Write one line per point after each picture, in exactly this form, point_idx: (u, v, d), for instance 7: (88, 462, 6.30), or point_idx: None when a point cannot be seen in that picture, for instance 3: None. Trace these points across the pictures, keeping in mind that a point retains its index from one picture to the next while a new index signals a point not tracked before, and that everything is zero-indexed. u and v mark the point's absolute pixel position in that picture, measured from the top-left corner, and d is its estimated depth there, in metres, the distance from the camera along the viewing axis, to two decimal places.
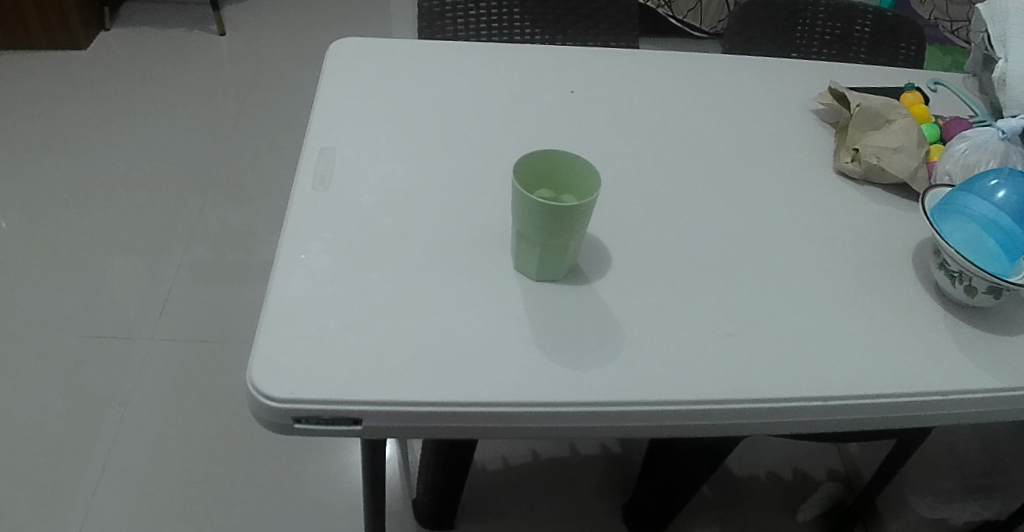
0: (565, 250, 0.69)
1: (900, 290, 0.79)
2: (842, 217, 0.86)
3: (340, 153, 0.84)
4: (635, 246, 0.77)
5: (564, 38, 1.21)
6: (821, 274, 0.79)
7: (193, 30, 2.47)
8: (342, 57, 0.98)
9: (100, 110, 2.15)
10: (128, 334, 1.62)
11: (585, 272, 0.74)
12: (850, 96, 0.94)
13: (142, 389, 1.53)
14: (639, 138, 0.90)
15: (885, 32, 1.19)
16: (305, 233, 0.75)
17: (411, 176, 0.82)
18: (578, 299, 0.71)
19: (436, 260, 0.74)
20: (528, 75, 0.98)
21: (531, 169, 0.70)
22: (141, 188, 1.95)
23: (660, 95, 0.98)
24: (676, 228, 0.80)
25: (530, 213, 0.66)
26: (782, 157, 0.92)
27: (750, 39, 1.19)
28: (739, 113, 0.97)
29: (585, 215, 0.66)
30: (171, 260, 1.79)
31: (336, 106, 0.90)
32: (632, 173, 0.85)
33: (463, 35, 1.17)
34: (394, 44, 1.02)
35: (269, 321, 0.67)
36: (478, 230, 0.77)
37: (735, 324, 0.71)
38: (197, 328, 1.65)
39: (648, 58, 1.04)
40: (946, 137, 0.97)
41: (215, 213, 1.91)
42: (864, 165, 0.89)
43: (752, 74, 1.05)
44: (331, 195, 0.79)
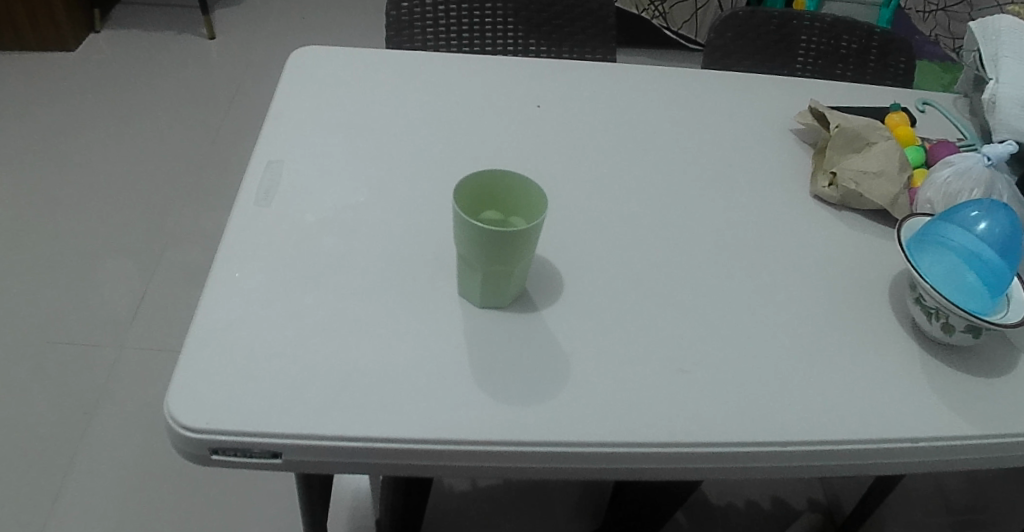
0: (510, 276, 0.64)
1: (873, 326, 0.75)
2: (815, 246, 0.82)
3: (288, 167, 0.80)
4: (591, 273, 0.73)
5: (537, 50, 1.18)
6: (789, 306, 0.74)
7: (183, 33, 2.44)
8: (300, 67, 0.94)
9: (85, 112, 2.12)
10: (97, 341, 1.57)
11: (533, 300, 0.69)
12: (829, 115, 0.89)
13: (109, 396, 1.48)
14: (606, 156, 0.86)
15: (872, 50, 1.14)
16: (240, 250, 0.71)
17: (360, 191, 0.78)
18: (526, 327, 0.67)
19: (379, 283, 0.69)
20: (494, 89, 0.94)
21: (477, 190, 0.65)
22: (123, 192, 1.91)
23: (631, 111, 0.93)
24: (637, 254, 0.75)
25: (469, 235, 0.61)
26: (757, 179, 0.88)
27: (731, 54, 1.15)
28: (714, 131, 0.93)
29: (530, 241, 0.62)
30: (147, 265, 1.74)
31: (288, 118, 0.86)
32: (594, 194, 0.81)
33: (433, 46, 1.13)
34: (356, 53, 0.98)
35: (191, 344, 0.62)
36: (425, 250, 0.73)
37: (691, 360, 0.67)
38: (166, 336, 1.60)
39: (623, 72, 1.00)
40: (931, 161, 0.93)
41: (194, 217, 1.87)
42: (842, 190, 0.85)
43: (731, 91, 1.00)
44: (272, 211, 0.75)
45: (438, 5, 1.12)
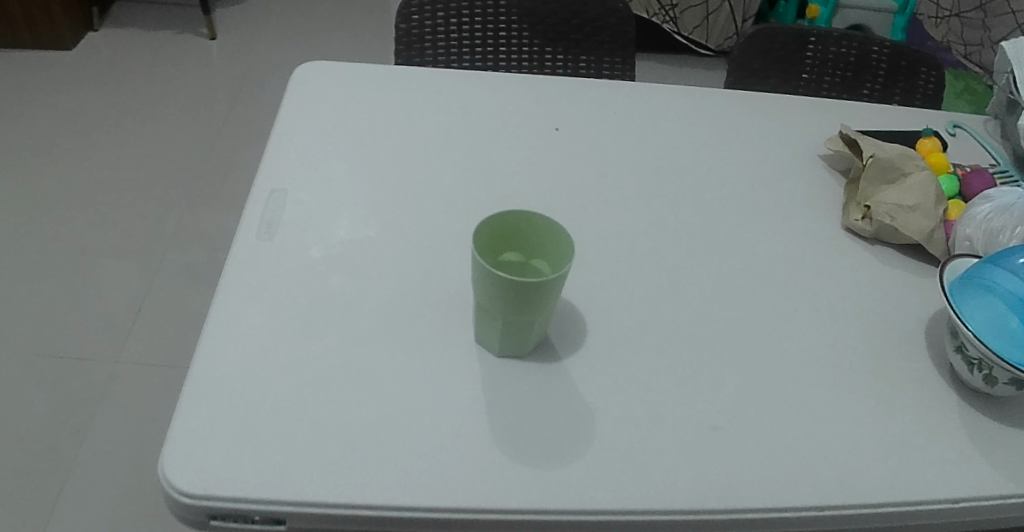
0: (532, 326, 0.60)
1: (912, 373, 0.70)
2: (848, 284, 0.77)
3: (292, 196, 0.75)
4: (614, 316, 0.69)
5: (552, 67, 1.13)
6: (823, 352, 0.70)
7: (183, 32, 2.39)
8: (304, 85, 0.89)
9: (82, 113, 2.06)
10: (90, 355, 1.51)
11: (556, 347, 0.65)
12: (863, 143, 0.85)
13: (104, 412, 1.42)
14: (626, 186, 0.82)
15: (902, 68, 1.09)
16: (242, 291, 0.67)
17: (368, 224, 0.74)
18: (547, 379, 0.63)
19: (390, 328, 0.65)
20: (509, 109, 0.89)
21: (497, 230, 0.61)
22: (119, 196, 1.85)
23: (651, 135, 0.89)
24: (661, 295, 0.71)
25: (489, 285, 0.57)
26: (786, 210, 0.83)
27: (754, 72, 1.10)
28: (739, 157, 0.88)
29: (554, 291, 0.58)
30: (142, 274, 1.68)
31: (293, 142, 0.82)
32: (615, 228, 0.77)
33: (443, 60, 1.10)
34: (365, 69, 0.93)
35: (189, 398, 0.58)
36: (437, 291, 0.68)
37: (723, 416, 0.63)
38: (157, 350, 1.53)
39: (643, 92, 0.96)
40: (965, 193, 0.89)
41: (193, 222, 1.81)
42: (876, 224, 0.80)
43: (756, 113, 0.95)
44: (275, 246, 0.71)
45: (449, 18, 1.07)
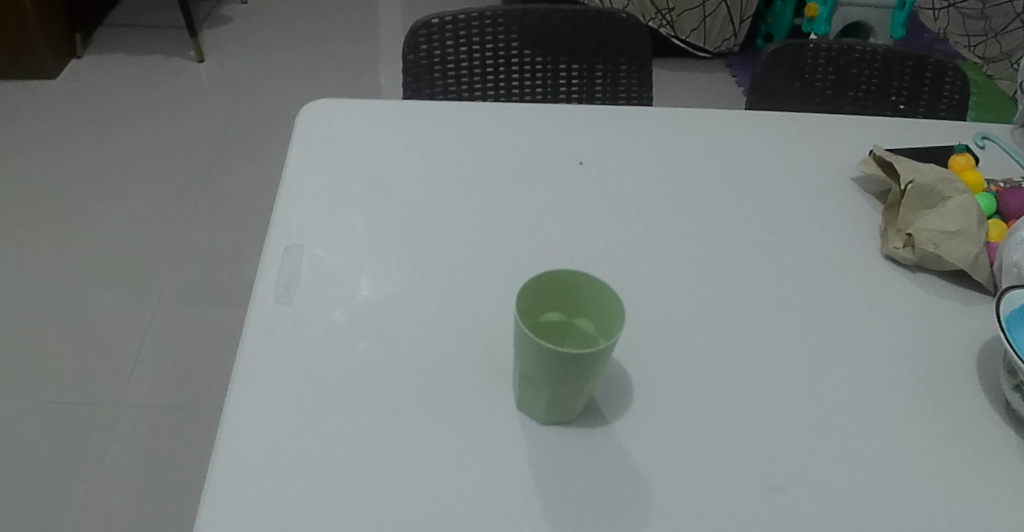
0: (580, 394, 0.57)
1: (983, 404, 0.66)
2: (897, 314, 0.73)
3: (310, 252, 0.72)
4: (657, 371, 0.65)
5: (567, 93, 1.10)
6: (880, 391, 0.66)
7: (170, 56, 2.34)
8: (312, 126, 0.85)
9: (69, 143, 2.00)
10: (93, 399, 1.44)
11: (602, 410, 0.62)
12: (897, 166, 0.82)
13: (110, 456, 1.36)
14: (654, 224, 0.78)
15: (927, 80, 1.07)
16: (264, 363, 0.63)
17: (391, 282, 0.70)
18: (593, 447, 0.60)
19: (423, 399, 0.62)
20: (525, 145, 0.86)
21: (538, 291, 0.58)
22: (112, 227, 1.79)
23: (675, 166, 0.86)
24: (701, 344, 0.68)
25: (534, 358, 0.54)
26: (822, 239, 0.80)
27: (775, 90, 1.09)
28: (767, 185, 0.85)
29: (604, 361, 0.55)
30: (141, 308, 1.62)
31: (304, 192, 0.78)
32: (648, 272, 0.73)
33: (454, 90, 1.06)
34: (375, 106, 0.89)
35: (218, 492, 0.55)
36: (469, 353, 0.65)
37: (783, 474, 0.59)
38: (177, 391, 1.46)
39: (662, 117, 0.92)
40: (1003, 212, 0.83)
41: (189, 249, 1.75)
42: (919, 252, 0.76)
43: (780, 135, 0.92)
44: (295, 311, 0.67)
45: (459, 46, 1.04)
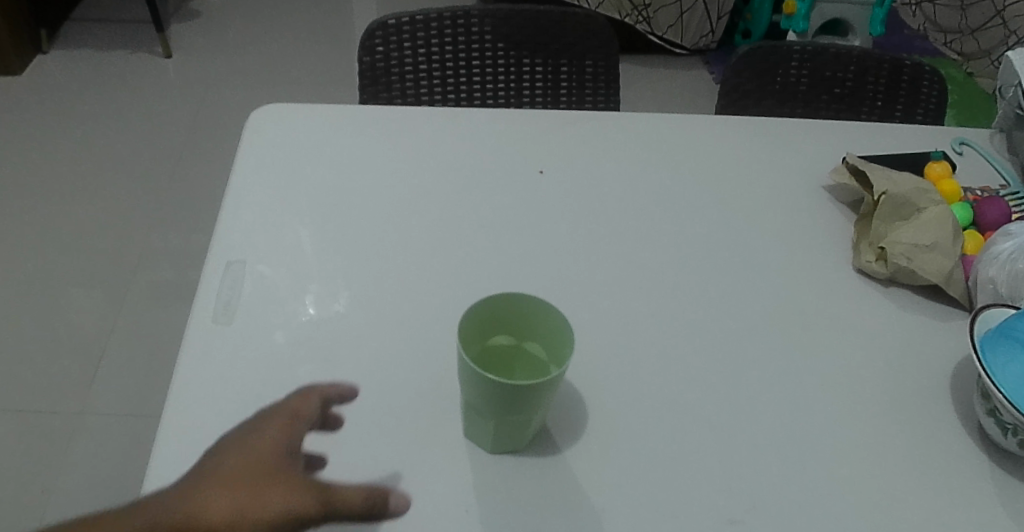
0: (528, 424, 0.54)
1: (954, 429, 0.63)
2: (868, 332, 0.70)
3: (252, 268, 0.68)
4: (614, 397, 0.62)
5: (531, 97, 1.06)
6: (847, 415, 0.63)
7: (138, 52, 2.28)
8: (261, 133, 0.81)
9: (31, 141, 1.93)
10: (52, 408, 1.39)
11: (555, 439, 0.59)
12: (871, 174, 0.78)
13: (70, 467, 1.31)
14: (616, 239, 0.75)
15: (902, 84, 1.05)
16: (197, 390, 0.59)
17: (337, 301, 0.66)
18: (544, 480, 0.56)
19: (368, 425, 0.58)
20: (484, 153, 0.82)
21: (485, 315, 0.54)
22: (77, 227, 1.72)
23: (640, 176, 0.82)
24: (661, 367, 0.64)
25: (478, 389, 0.51)
26: (793, 252, 0.77)
27: (747, 94, 1.06)
28: (735, 195, 0.82)
29: (551, 391, 0.51)
30: (105, 311, 1.56)
31: (249, 203, 0.73)
32: (607, 290, 0.70)
33: (412, 94, 1.02)
34: (327, 110, 0.85)
35: None
36: (416, 379, 0.61)
37: (745, 505, 0.56)
38: (142, 398, 1.41)
39: (628, 123, 0.88)
40: (978, 222, 0.81)
41: (154, 250, 1.69)
42: (891, 266, 0.73)
43: (751, 142, 0.89)
44: (235, 331, 0.63)
45: (417, 48, 1.00)
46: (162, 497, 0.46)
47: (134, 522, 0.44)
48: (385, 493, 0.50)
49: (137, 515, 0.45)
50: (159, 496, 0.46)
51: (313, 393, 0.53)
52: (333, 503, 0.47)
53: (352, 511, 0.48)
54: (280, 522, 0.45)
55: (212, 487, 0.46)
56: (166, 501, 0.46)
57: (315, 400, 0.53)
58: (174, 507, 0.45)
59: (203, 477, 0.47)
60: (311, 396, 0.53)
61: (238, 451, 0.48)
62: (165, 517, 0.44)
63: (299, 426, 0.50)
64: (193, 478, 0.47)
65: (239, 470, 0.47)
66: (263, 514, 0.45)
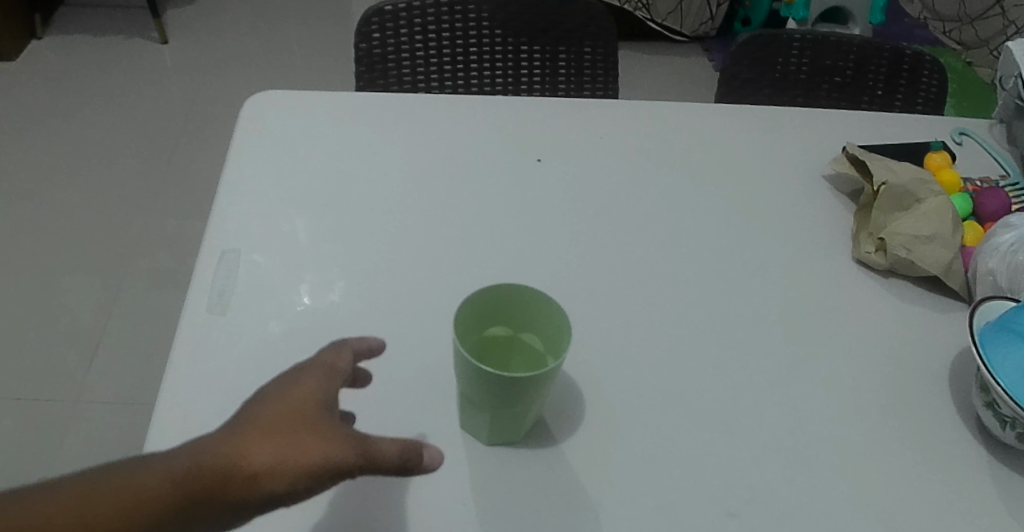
0: (525, 416, 0.54)
1: (952, 421, 0.63)
2: (866, 324, 0.69)
3: (247, 257, 0.67)
4: (611, 388, 0.61)
5: (528, 85, 1.06)
6: (844, 407, 0.63)
7: (134, 37, 2.25)
8: (256, 120, 0.80)
9: (26, 127, 1.92)
10: (49, 396, 1.39)
11: (552, 430, 0.58)
12: (871, 163, 0.78)
13: (67, 455, 1.31)
14: (613, 230, 0.74)
15: (903, 73, 1.04)
16: (192, 381, 0.59)
17: (332, 291, 0.66)
18: (541, 471, 0.56)
19: (364, 415, 0.58)
20: (481, 142, 0.81)
21: (482, 306, 0.54)
22: (73, 214, 1.71)
23: (638, 166, 0.81)
24: (658, 359, 0.64)
25: (474, 380, 0.50)
26: (792, 243, 0.76)
27: (747, 82, 1.05)
28: (734, 185, 0.81)
29: (548, 382, 0.51)
30: (101, 298, 1.55)
31: (244, 192, 0.73)
32: (604, 281, 0.69)
33: (408, 81, 1.01)
34: (322, 97, 0.84)
35: None
36: (412, 371, 0.61)
37: (742, 497, 0.56)
38: (140, 385, 1.41)
39: (627, 111, 0.88)
40: (978, 212, 0.80)
41: (150, 238, 1.68)
42: (891, 257, 0.72)
43: (750, 131, 0.88)
44: (229, 321, 0.63)
45: (414, 35, 0.99)
46: (199, 443, 0.44)
47: (176, 463, 0.42)
48: (419, 449, 0.49)
49: (179, 456, 0.43)
50: (199, 438, 0.44)
51: (347, 347, 0.51)
52: (373, 457, 0.46)
53: (390, 466, 0.47)
54: (323, 472, 0.44)
55: (255, 432, 0.44)
56: (203, 448, 0.43)
57: (348, 356, 0.51)
58: (217, 450, 0.43)
59: (244, 422, 0.45)
60: (343, 351, 0.51)
61: (279, 398, 0.46)
62: (209, 459, 0.43)
63: (333, 378, 0.49)
64: (234, 423, 0.45)
65: (283, 416, 0.45)
66: (306, 463, 0.44)
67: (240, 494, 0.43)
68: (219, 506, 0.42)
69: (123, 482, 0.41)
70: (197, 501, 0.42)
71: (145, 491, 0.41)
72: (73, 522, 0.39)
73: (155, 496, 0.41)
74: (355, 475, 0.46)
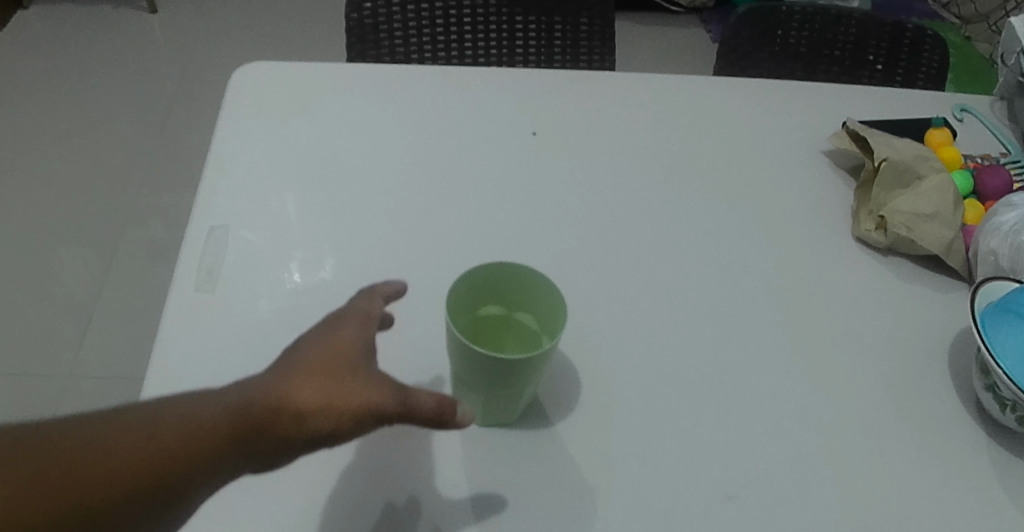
0: (519, 396, 0.53)
1: (951, 403, 0.62)
2: (865, 304, 0.69)
3: (235, 234, 0.66)
4: (606, 369, 0.61)
5: (523, 56, 1.03)
6: (842, 388, 0.62)
7: (121, 6, 2.20)
8: (244, 93, 0.78)
9: (12, 99, 1.88)
10: (42, 371, 1.38)
11: (546, 410, 0.58)
12: (872, 139, 0.76)
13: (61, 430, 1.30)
14: (610, 207, 0.73)
15: (904, 47, 1.03)
16: (180, 361, 0.58)
17: (323, 268, 0.64)
18: (536, 454, 0.55)
19: None
20: (475, 116, 0.79)
21: (475, 285, 0.52)
22: (63, 186, 1.69)
23: (635, 141, 0.80)
24: (654, 339, 0.63)
25: (467, 362, 0.50)
26: (791, 221, 0.75)
27: (746, 55, 1.03)
28: (732, 162, 0.80)
29: (542, 363, 0.50)
30: (91, 273, 1.54)
31: (233, 167, 0.71)
32: (600, 260, 0.68)
33: (400, 52, 0.99)
34: (312, 69, 0.82)
35: None
36: (404, 351, 0.60)
37: (739, 480, 0.56)
38: (134, 360, 1.40)
39: (624, 85, 0.86)
40: (979, 190, 0.79)
41: (139, 211, 1.66)
42: (891, 236, 0.71)
43: (749, 106, 0.86)
44: (218, 299, 0.61)
45: (407, 4, 0.96)
46: (249, 382, 0.45)
47: (229, 400, 0.44)
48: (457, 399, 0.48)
49: (228, 394, 0.44)
50: (246, 379, 0.45)
51: (378, 292, 0.51)
52: (413, 404, 0.46)
53: (425, 417, 0.46)
54: (364, 416, 0.45)
55: (297, 374, 0.45)
56: (252, 388, 0.44)
57: (380, 300, 0.50)
58: (263, 392, 0.44)
59: (286, 366, 0.45)
60: (375, 297, 0.51)
61: (322, 343, 0.46)
62: (256, 397, 0.44)
63: (370, 323, 0.49)
64: (277, 365, 0.46)
65: (323, 360, 0.45)
66: (350, 406, 0.44)
67: (287, 434, 0.44)
68: (267, 445, 0.43)
69: (178, 417, 0.42)
70: (247, 438, 0.43)
71: (199, 422, 0.42)
72: (136, 447, 0.41)
73: (209, 428, 0.42)
74: (393, 422, 0.47)
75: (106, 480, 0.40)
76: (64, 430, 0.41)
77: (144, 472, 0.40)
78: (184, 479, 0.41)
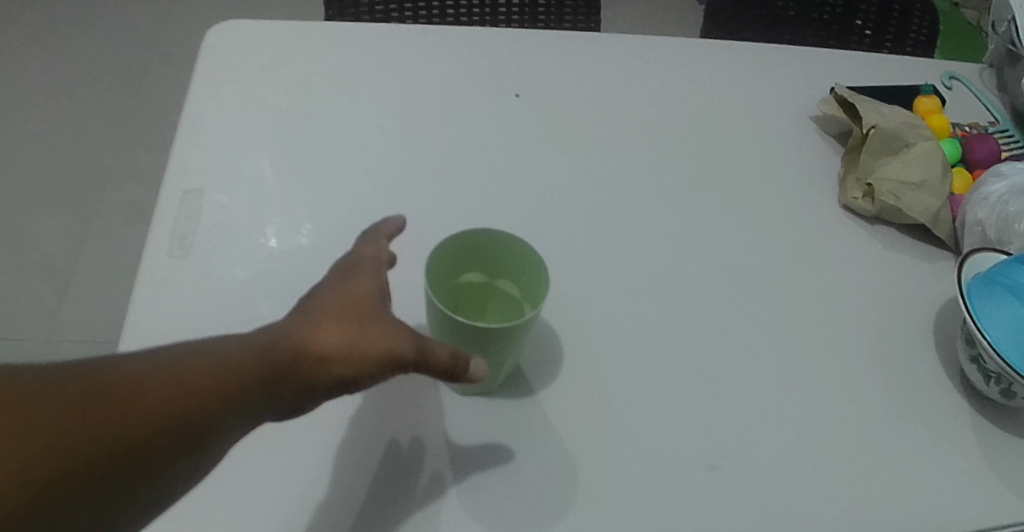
0: (501, 365, 0.52)
1: (934, 375, 0.62)
2: (851, 275, 0.68)
3: (210, 198, 0.64)
4: (588, 340, 0.60)
5: (506, 16, 1.01)
6: (826, 359, 0.62)
7: None
8: (217, 51, 0.75)
9: None
10: (18, 336, 1.35)
11: (529, 380, 0.57)
12: (861, 106, 0.75)
13: None
14: (594, 174, 0.71)
15: (893, 13, 1.01)
16: (151, 330, 0.56)
17: (301, 234, 0.63)
18: (518, 425, 0.55)
19: None
20: (457, 78, 0.77)
21: (456, 252, 0.51)
22: (33, 146, 1.64)
23: (621, 106, 0.78)
24: (637, 309, 0.62)
25: (448, 330, 0.48)
26: (778, 190, 0.74)
27: (735, 18, 1.01)
28: (719, 128, 0.78)
29: (525, 332, 0.49)
30: (64, 236, 1.50)
31: (206, 128, 0.69)
32: (584, 228, 0.67)
33: (380, 10, 0.96)
34: (287, 26, 0.79)
35: None
36: None
37: (723, 451, 0.55)
38: (110, 325, 1.38)
39: (609, 46, 0.83)
40: (966, 160, 0.78)
41: (113, 172, 1.61)
42: (878, 204, 0.71)
43: (738, 71, 0.84)
44: (192, 265, 0.60)
45: None
46: (274, 325, 0.44)
47: (256, 341, 0.43)
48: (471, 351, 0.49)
49: (253, 337, 0.43)
50: (269, 324, 0.45)
51: (382, 239, 0.52)
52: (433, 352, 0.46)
53: (442, 367, 0.46)
54: (386, 361, 0.45)
55: (321, 318, 0.45)
56: (277, 330, 0.44)
57: (386, 249, 0.52)
58: (289, 334, 0.43)
59: (308, 311, 0.45)
60: (382, 246, 0.52)
61: (343, 290, 0.47)
62: (283, 339, 0.43)
63: (382, 273, 0.50)
64: (299, 310, 0.46)
65: (343, 305, 0.46)
66: (374, 351, 0.44)
67: (312, 377, 0.43)
68: (292, 388, 0.43)
69: (210, 354, 0.41)
70: (275, 379, 0.42)
71: (231, 362, 0.41)
72: (170, 381, 0.39)
73: (239, 368, 0.41)
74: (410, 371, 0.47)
75: (141, 414, 0.38)
76: (94, 367, 0.39)
77: (183, 410, 0.39)
78: (214, 418, 0.40)
